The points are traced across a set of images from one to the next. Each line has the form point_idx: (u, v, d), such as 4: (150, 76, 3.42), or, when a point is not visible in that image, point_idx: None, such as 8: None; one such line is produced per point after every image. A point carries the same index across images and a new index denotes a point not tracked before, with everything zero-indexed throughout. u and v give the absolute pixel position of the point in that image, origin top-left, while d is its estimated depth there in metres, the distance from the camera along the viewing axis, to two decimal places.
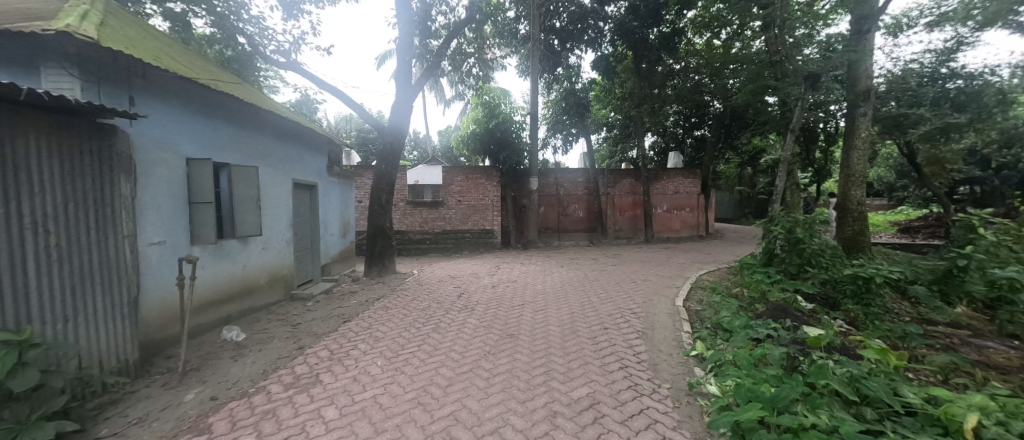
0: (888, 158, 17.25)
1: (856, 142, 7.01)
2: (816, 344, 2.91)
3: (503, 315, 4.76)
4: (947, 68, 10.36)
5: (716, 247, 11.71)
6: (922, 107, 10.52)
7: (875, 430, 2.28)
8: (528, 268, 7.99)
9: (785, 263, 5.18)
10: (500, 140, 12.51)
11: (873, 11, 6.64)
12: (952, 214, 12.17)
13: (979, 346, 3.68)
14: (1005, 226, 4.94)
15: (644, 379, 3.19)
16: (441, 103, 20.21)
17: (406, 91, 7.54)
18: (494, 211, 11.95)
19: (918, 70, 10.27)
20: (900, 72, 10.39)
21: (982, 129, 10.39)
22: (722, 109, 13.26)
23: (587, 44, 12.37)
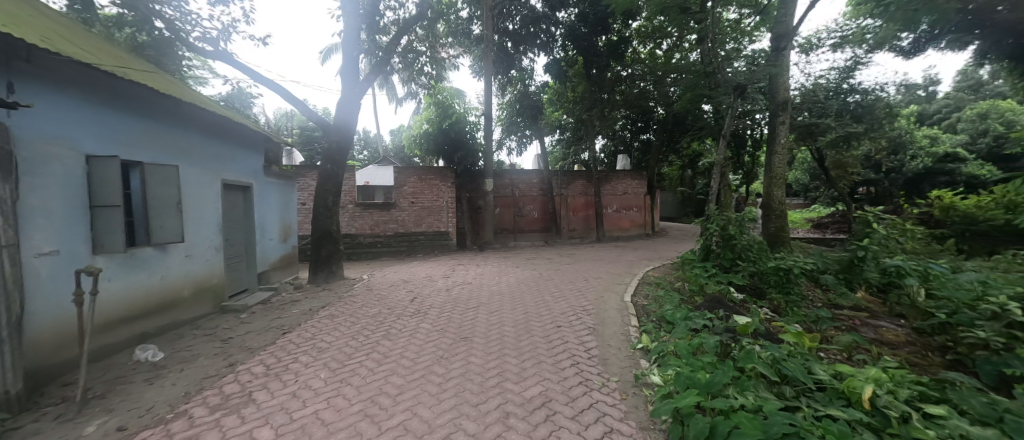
0: (803, 162, 19.49)
1: (778, 148, 7.78)
2: (744, 331, 3.19)
3: (457, 318, 4.70)
4: (848, 84, 11.99)
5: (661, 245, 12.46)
6: (828, 118, 11.98)
7: (793, 406, 2.54)
8: (483, 269, 7.96)
9: (719, 257, 5.62)
10: (454, 141, 12.47)
11: (787, 31, 7.44)
12: (854, 211, 13.89)
13: (875, 326, 4.21)
14: (895, 221, 5.71)
15: (595, 374, 3.30)
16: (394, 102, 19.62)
17: (354, 88, 7.23)
18: (450, 212, 11.79)
19: (824, 84, 12.17)
20: (810, 86, 12.31)
21: (875, 137, 12.08)
22: (665, 115, 14.15)
23: (540, 48, 12.60)
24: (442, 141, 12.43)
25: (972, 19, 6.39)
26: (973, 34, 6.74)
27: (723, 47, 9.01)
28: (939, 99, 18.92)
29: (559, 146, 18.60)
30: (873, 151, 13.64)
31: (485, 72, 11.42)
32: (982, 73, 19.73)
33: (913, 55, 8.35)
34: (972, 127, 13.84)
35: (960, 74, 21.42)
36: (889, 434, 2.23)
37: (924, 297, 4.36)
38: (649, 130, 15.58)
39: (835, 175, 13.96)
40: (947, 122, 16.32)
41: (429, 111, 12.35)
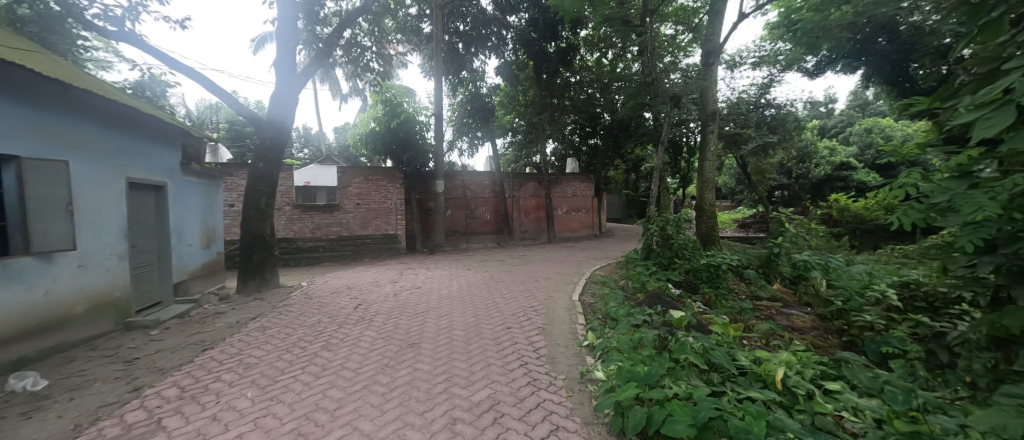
0: (730, 169, 21.59)
1: (708, 155, 8.48)
2: (679, 324, 3.43)
3: (405, 324, 4.54)
4: (766, 100, 13.52)
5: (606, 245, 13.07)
6: (749, 128, 13.38)
7: (719, 391, 2.77)
8: (433, 272, 7.80)
9: (659, 256, 5.97)
10: (403, 141, 11.95)
11: (715, 48, 8.14)
12: (771, 213, 15.41)
13: (788, 313, 4.71)
14: (804, 222, 6.45)
15: (542, 374, 3.35)
16: (338, 98, 18.61)
17: (291, 82, 6.77)
18: (398, 214, 11.45)
19: (746, 99, 13.62)
20: (735, 99, 13.73)
21: (787, 147, 13.73)
22: (610, 121, 14.82)
23: (491, 50, 12.73)
24: (389, 141, 11.87)
25: (857, 47, 7.81)
26: (859, 60, 8.08)
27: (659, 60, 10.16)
28: (835, 116, 22.02)
29: (511, 149, 18.87)
30: (786, 159, 15.47)
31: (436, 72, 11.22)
32: (867, 94, 23.24)
33: (815, 76, 9.54)
34: (861, 140, 16.26)
35: (852, 95, 25.10)
36: (797, 410, 2.54)
37: (825, 287, 4.99)
38: (596, 135, 16.10)
39: (756, 180, 15.60)
40: (842, 135, 18.99)
41: (376, 110, 11.76)
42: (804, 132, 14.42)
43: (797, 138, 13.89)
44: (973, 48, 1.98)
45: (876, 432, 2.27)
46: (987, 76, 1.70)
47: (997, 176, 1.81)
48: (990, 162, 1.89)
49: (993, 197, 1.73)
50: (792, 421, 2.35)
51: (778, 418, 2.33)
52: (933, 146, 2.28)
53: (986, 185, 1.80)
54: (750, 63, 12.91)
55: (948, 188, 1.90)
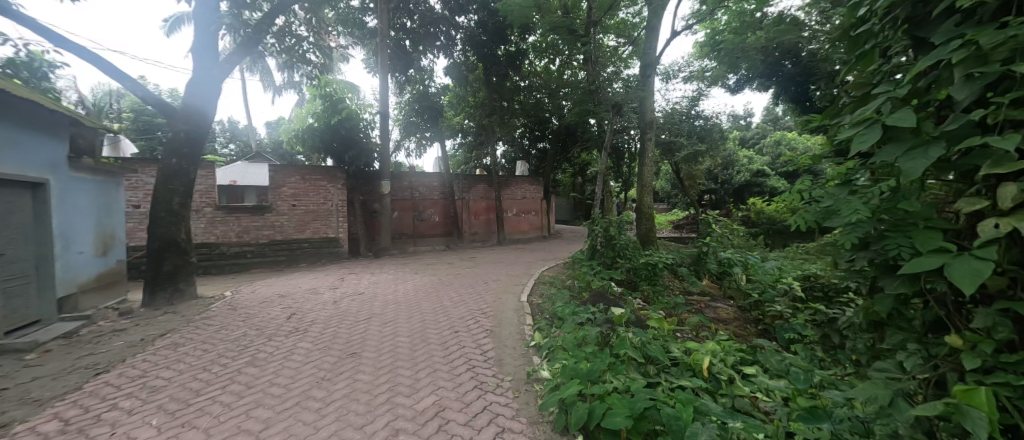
0: (666, 174, 23.36)
1: (647, 161, 9.04)
2: (619, 321, 3.62)
3: (345, 333, 4.28)
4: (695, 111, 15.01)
5: (554, 246, 13.47)
6: (682, 137, 14.62)
7: (655, 382, 2.97)
8: (379, 277, 7.46)
9: (602, 256, 6.24)
10: (345, 138, 11.25)
11: (651, 61, 8.73)
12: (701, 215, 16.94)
13: (715, 306, 5.17)
14: (728, 223, 7.14)
15: (489, 377, 3.34)
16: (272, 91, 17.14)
17: (213, 70, 6.14)
18: (340, 216, 10.90)
19: (679, 109, 14.89)
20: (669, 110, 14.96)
21: (712, 155, 15.16)
22: (558, 126, 15.32)
23: (440, 49, 12.53)
24: (330, 139, 11.11)
25: (766, 69, 8.90)
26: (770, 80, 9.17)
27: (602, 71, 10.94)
28: (751, 128, 24.80)
29: (461, 150, 18.73)
30: (713, 166, 17.08)
31: (381, 68, 10.83)
32: (777, 110, 26.49)
33: (735, 92, 10.71)
34: (773, 151, 18.49)
35: (764, 111, 28.51)
36: (720, 394, 2.82)
37: (745, 281, 5.56)
38: (544, 139, 16.53)
39: (688, 184, 17.21)
40: (758, 146, 21.47)
41: (314, 105, 10.97)
42: (727, 142, 16.05)
43: (721, 147, 15.45)
44: (853, 74, 2.32)
45: (783, 409, 2.60)
46: (860, 99, 2.00)
47: (868, 184, 2.14)
48: (864, 173, 2.22)
49: (865, 202, 2.04)
50: (715, 405, 2.59)
51: (703, 403, 2.55)
52: (825, 157, 2.62)
53: (861, 191, 2.12)
54: (682, 78, 14.10)
55: (831, 195, 2.22)
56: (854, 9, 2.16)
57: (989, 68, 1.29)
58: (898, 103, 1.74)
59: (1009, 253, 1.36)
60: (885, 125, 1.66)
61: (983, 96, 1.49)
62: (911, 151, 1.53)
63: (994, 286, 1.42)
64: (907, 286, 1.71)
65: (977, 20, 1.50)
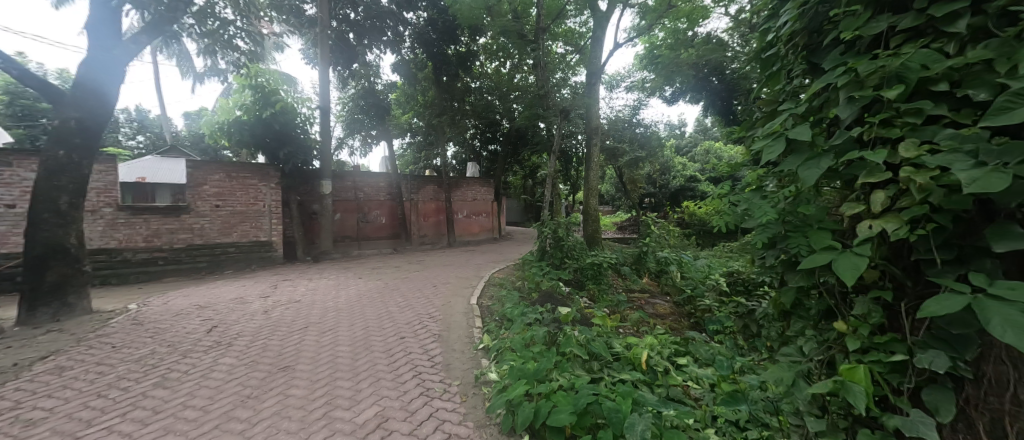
0: (610, 178, 24.67)
1: (593, 165, 9.44)
2: (566, 319, 3.72)
3: (276, 345, 3.93)
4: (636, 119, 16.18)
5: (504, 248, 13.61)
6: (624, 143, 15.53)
7: (598, 377, 3.10)
8: (318, 283, 6.98)
9: (551, 257, 6.38)
10: (279, 134, 10.35)
11: (597, 69, 9.14)
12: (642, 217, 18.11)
13: (654, 302, 5.53)
14: (665, 224, 7.68)
15: (436, 382, 3.25)
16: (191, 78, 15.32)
17: (114, 50, 5.36)
18: (273, 218, 10.05)
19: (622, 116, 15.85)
20: (613, 118, 15.87)
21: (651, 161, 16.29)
22: (509, 129, 15.53)
23: (386, 45, 12.02)
24: (262, 134, 10.16)
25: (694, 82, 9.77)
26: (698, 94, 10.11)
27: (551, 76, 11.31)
28: (686, 136, 27.00)
29: (410, 149, 18.18)
30: (652, 171, 18.32)
31: (321, 60, 10.21)
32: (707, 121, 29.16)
33: (671, 103, 11.61)
34: (704, 158, 20.32)
35: (695, 121, 31.25)
36: (656, 385, 3.01)
37: (679, 278, 6.02)
38: (495, 141, 16.65)
39: (629, 188, 18.40)
40: (690, 154, 23.53)
41: (242, 96, 9.97)
42: (664, 149, 17.37)
43: (658, 153, 16.66)
44: (765, 92, 2.61)
45: (708, 395, 2.85)
46: (769, 113, 2.24)
47: (776, 190, 2.41)
48: (773, 179, 2.50)
49: (774, 206, 2.30)
50: (651, 396, 2.76)
51: (640, 395, 2.71)
52: (743, 165, 2.91)
53: (771, 196, 2.38)
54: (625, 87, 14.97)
55: (746, 200, 2.48)
56: (765, 34, 2.44)
57: (865, 93, 1.52)
58: (798, 119, 1.98)
59: (880, 250, 1.60)
60: (788, 138, 1.87)
61: (860, 116, 1.73)
62: (806, 161, 1.75)
63: (869, 278, 1.65)
64: (805, 280, 1.96)
65: (857, 51, 1.75)
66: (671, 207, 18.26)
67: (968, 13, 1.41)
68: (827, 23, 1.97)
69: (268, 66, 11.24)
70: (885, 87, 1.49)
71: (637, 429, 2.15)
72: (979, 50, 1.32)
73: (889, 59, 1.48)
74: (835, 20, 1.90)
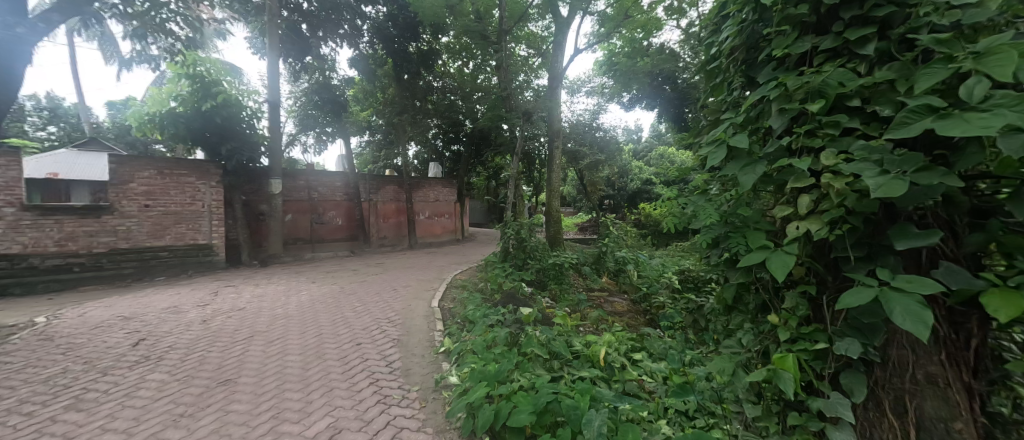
0: (572, 180, 25.34)
1: (555, 166, 9.62)
2: (527, 320, 3.75)
3: (216, 357, 3.62)
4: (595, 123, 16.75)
5: (468, 249, 13.53)
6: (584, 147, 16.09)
7: (559, 376, 3.16)
8: (265, 289, 6.52)
9: (514, 258, 6.41)
10: (221, 128, 9.57)
11: (558, 74, 9.35)
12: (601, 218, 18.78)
13: (612, 301, 5.73)
14: (623, 225, 8.00)
15: (394, 389, 3.15)
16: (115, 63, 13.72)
17: (17, 28, 4.67)
18: (214, 219, 9.29)
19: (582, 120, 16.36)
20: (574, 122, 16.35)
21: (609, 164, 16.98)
22: (472, 130, 15.48)
23: (343, 38, 11.51)
24: (201, 128, 9.37)
25: (648, 89, 10.29)
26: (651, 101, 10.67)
27: (514, 78, 11.42)
28: (642, 142, 28.30)
29: (369, 147, 17.53)
30: (611, 174, 19.07)
31: (270, 51, 9.62)
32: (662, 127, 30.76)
33: (628, 109, 12.14)
34: (658, 162, 21.46)
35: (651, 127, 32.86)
36: (613, 380, 3.12)
37: (635, 276, 6.29)
38: (458, 142, 16.51)
39: (590, 190, 19.01)
40: (646, 158, 24.76)
41: (178, 86, 9.11)
42: (622, 153, 18.12)
43: (617, 156, 17.35)
44: (710, 101, 2.79)
45: (661, 388, 3.00)
46: (713, 122, 2.39)
47: (719, 193, 2.58)
48: (716, 184, 2.68)
49: (717, 208, 2.46)
50: (607, 391, 2.84)
51: (597, 391, 2.78)
52: (691, 170, 3.08)
53: (714, 198, 2.54)
54: (585, 92, 15.45)
55: (692, 202, 2.64)
56: (709, 47, 2.61)
57: (793, 105, 1.66)
58: (737, 127, 2.13)
59: (806, 248, 1.76)
60: (729, 146, 2.01)
61: (790, 126, 1.90)
62: (745, 167, 1.88)
63: (798, 274, 1.81)
64: (744, 277, 2.11)
65: (787, 67, 1.92)
66: (630, 209, 19.08)
67: (876, 38, 1.59)
68: (762, 40, 2.15)
69: (208, 53, 10.35)
70: (810, 101, 1.64)
71: (593, 426, 2.20)
72: (884, 71, 1.49)
73: (814, 76, 1.63)
74: (768, 39, 2.07)
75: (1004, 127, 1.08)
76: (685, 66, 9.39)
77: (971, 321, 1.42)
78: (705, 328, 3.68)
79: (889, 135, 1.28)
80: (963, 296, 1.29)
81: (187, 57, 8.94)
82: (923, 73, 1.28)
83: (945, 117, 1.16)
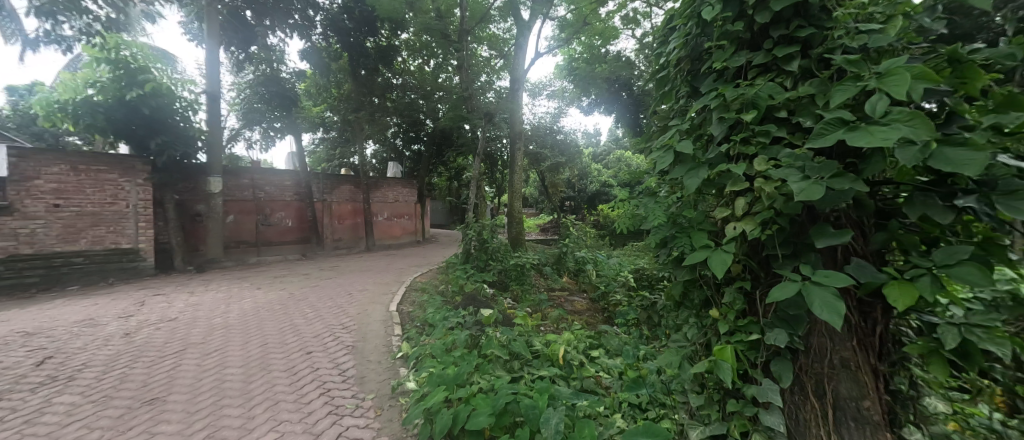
0: (534, 181, 25.76)
1: (518, 168, 9.69)
2: (488, 321, 3.73)
3: (140, 374, 3.25)
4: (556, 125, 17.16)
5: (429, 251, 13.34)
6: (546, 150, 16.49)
7: (518, 376, 3.18)
8: (203, 297, 5.98)
9: (476, 259, 6.38)
10: (149, 121, 8.64)
11: (520, 77, 9.44)
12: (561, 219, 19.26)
13: (571, 300, 5.88)
14: (582, 226, 8.23)
15: (347, 398, 3.02)
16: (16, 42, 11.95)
17: None
18: (141, 220, 8.44)
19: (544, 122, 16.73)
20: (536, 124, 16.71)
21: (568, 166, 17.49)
22: (433, 129, 15.27)
23: (292, 28, 10.81)
24: (126, 119, 8.42)
25: (605, 94, 10.69)
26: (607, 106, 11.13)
27: (475, 79, 11.39)
28: (601, 145, 29.34)
29: (324, 145, 16.68)
30: (571, 176, 19.62)
31: (210, 38, 9.04)
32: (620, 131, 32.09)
33: (587, 113, 12.55)
34: (616, 165, 22.41)
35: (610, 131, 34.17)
36: (571, 378, 3.19)
37: (594, 275, 6.49)
38: (419, 141, 16.20)
39: (551, 192, 19.43)
40: (605, 160, 25.74)
41: (97, 71, 8.14)
42: (582, 156, 18.68)
43: (577, 159, 17.87)
44: (659, 108, 2.93)
45: (616, 382, 3.13)
46: (662, 128, 2.52)
47: (667, 195, 2.71)
48: (664, 186, 2.82)
49: (666, 210, 2.59)
50: (565, 388, 2.90)
51: (556, 388, 2.84)
52: (642, 173, 3.23)
53: (663, 200, 2.68)
54: (547, 95, 15.75)
55: (643, 204, 2.76)
56: (657, 57, 2.75)
57: (731, 114, 1.79)
58: (683, 133, 2.26)
59: (742, 247, 1.90)
60: (675, 151, 2.12)
61: (728, 134, 2.04)
62: (688, 172, 2.00)
63: (735, 271, 1.95)
64: (689, 274, 2.24)
65: (725, 79, 2.07)
66: (590, 210, 19.77)
67: (799, 56, 1.75)
68: (705, 52, 2.29)
69: (134, 37, 9.37)
70: (744, 111, 1.78)
71: (551, 424, 2.22)
72: (806, 86, 1.65)
73: (748, 88, 1.77)
74: (710, 52, 2.22)
75: (900, 139, 1.22)
76: (639, 74, 9.89)
77: (876, 310, 1.60)
78: (654, 325, 3.89)
79: (810, 144, 1.41)
80: (869, 288, 1.45)
81: (107, 40, 8.06)
82: (838, 89, 1.43)
83: (854, 129, 1.29)
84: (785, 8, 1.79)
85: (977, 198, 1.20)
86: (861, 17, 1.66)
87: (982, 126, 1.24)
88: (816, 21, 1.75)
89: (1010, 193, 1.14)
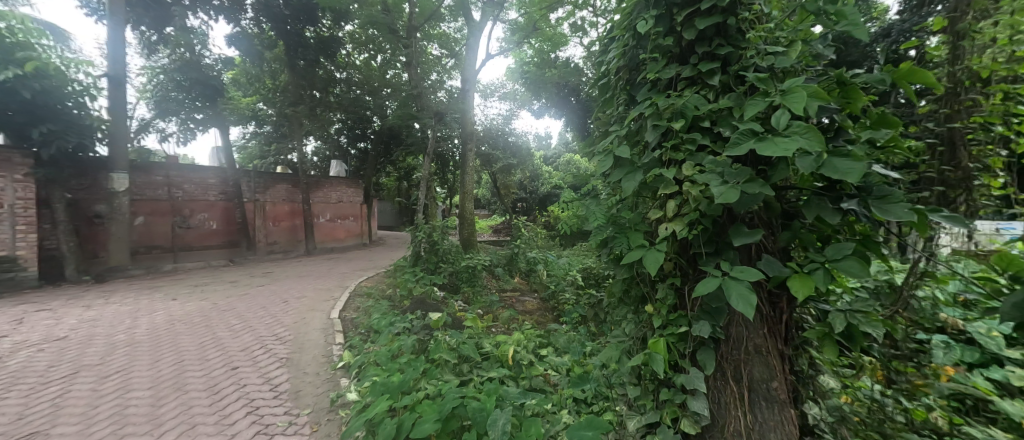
0: (486, 182, 25.87)
1: (469, 168, 9.64)
2: (437, 325, 3.66)
3: (13, 406, 2.75)
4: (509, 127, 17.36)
5: (374, 253, 12.94)
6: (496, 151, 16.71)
7: (467, 379, 3.14)
8: (105, 311, 5.20)
9: (425, 262, 6.23)
10: (32, 106, 7.35)
11: (471, 77, 9.37)
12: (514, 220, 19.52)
13: (523, 300, 5.97)
14: (533, 227, 8.37)
15: (279, 415, 2.79)
16: None
17: None
18: (21, 222, 7.20)
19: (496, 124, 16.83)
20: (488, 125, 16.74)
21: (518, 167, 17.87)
22: (381, 127, 14.72)
23: (215, 10, 9.94)
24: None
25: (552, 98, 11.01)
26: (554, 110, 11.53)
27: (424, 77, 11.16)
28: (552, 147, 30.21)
29: (256, 140, 15.33)
30: (523, 177, 19.95)
31: (113, 12, 7.94)
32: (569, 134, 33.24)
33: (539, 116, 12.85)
34: (566, 168, 23.19)
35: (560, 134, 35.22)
36: (520, 378, 3.22)
37: (545, 275, 6.64)
38: (366, 139, 15.56)
39: (503, 193, 19.64)
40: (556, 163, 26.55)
41: None
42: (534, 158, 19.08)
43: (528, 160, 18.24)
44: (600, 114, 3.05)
45: (563, 380, 3.22)
46: (603, 133, 2.63)
47: (608, 197, 2.82)
48: (606, 188, 2.94)
49: (607, 211, 2.70)
50: (514, 389, 2.92)
51: (505, 389, 2.84)
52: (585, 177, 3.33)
53: (605, 202, 2.79)
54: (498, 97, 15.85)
55: (587, 206, 2.87)
56: (599, 65, 2.86)
57: (662, 122, 1.91)
58: (621, 139, 2.37)
59: (673, 246, 2.03)
60: (615, 155, 2.22)
61: (660, 140, 2.18)
62: (626, 175, 2.10)
63: (667, 268, 2.08)
64: (627, 272, 2.36)
65: (658, 89, 2.21)
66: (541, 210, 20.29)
67: (720, 72, 1.91)
68: (640, 63, 2.42)
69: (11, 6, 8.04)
70: (673, 119, 1.91)
71: (498, 425, 2.21)
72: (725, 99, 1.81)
73: (677, 98, 1.90)
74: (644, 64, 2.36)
75: (798, 149, 1.38)
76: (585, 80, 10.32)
77: (783, 300, 1.81)
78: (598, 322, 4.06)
79: (727, 152, 1.55)
80: (776, 280, 1.62)
81: None
82: (750, 103, 1.58)
83: (763, 139, 1.44)
84: (708, 27, 1.95)
85: (858, 202, 1.39)
86: (769, 40, 1.86)
87: (862, 140, 1.44)
88: (733, 41, 1.93)
89: (882, 197, 1.33)
